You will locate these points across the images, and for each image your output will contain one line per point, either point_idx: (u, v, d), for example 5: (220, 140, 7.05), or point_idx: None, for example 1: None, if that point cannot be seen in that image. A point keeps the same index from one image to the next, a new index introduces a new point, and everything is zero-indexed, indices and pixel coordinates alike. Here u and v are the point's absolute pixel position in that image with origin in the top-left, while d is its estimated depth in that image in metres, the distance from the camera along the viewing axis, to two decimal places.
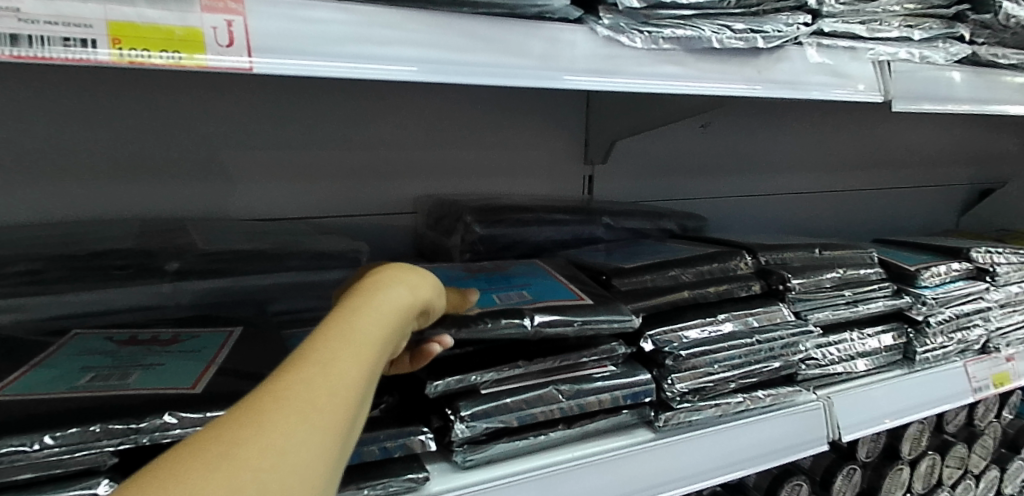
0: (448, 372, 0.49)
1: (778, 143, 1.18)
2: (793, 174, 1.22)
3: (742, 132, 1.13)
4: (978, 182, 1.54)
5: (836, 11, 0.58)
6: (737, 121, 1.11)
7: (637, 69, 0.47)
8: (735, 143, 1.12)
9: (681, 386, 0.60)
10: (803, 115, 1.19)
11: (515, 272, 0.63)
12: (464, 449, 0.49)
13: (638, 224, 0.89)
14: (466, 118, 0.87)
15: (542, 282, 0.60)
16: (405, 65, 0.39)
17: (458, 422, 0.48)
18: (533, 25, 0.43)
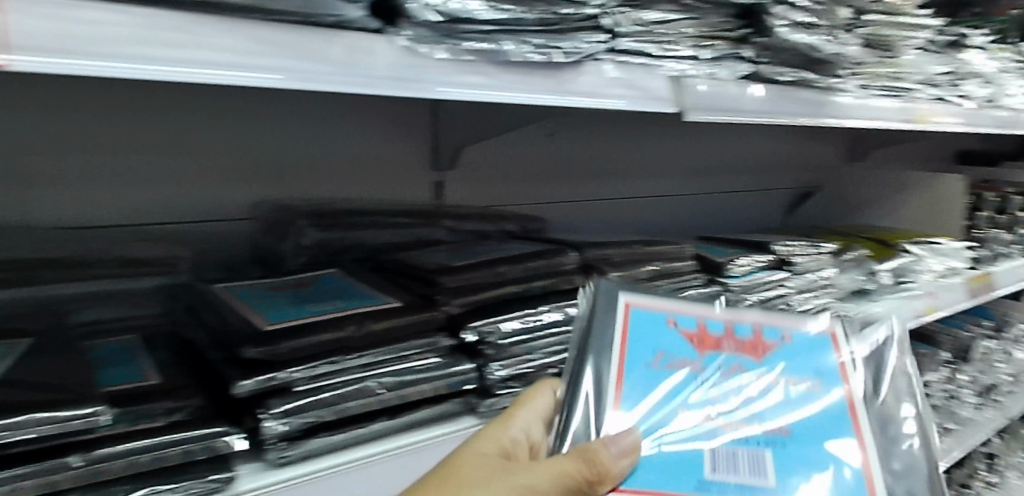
0: (257, 372, 0.52)
1: (618, 151, 1.27)
2: (633, 179, 1.31)
3: (584, 141, 1.20)
4: (800, 186, 1.72)
5: (628, 31, 0.66)
6: (579, 130, 1.19)
7: (441, 78, 0.50)
8: (577, 150, 1.20)
9: (504, 372, 0.66)
10: (641, 124, 1.29)
11: (755, 358, 0.55)
12: (277, 447, 0.51)
13: (480, 226, 0.92)
14: (303, 125, 0.87)
15: (788, 398, 0.53)
16: (270, 73, 0.42)
17: (268, 420, 0.51)
18: (332, 33, 0.45)
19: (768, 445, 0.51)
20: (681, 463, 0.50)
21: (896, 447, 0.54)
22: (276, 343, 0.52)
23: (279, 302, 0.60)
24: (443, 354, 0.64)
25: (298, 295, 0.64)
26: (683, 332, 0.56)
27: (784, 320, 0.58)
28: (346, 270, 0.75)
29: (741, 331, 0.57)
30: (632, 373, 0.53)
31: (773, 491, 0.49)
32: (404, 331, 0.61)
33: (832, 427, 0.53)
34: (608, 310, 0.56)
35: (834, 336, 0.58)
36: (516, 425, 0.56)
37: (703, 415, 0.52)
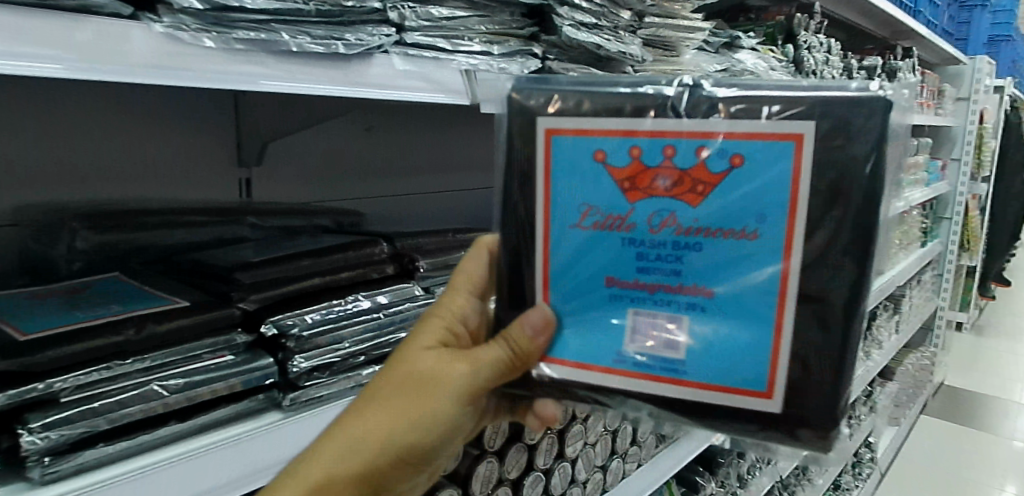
0: (13, 386, 0.51)
1: (441, 146, 1.29)
2: (459, 174, 1.34)
3: (407, 136, 1.21)
4: None
5: (418, 27, 0.68)
6: (400, 125, 1.19)
7: (207, 67, 0.50)
8: (400, 145, 1.20)
9: (305, 363, 0.65)
10: (462, 120, 1.32)
11: (690, 199, 0.48)
12: (40, 462, 0.49)
13: (290, 222, 0.89)
14: (80, 120, 0.81)
15: (720, 249, 0.48)
16: (52, 63, 0.42)
17: (30, 435, 0.50)
18: (75, 17, 0.43)
19: (686, 312, 0.50)
20: (594, 338, 0.52)
21: (834, 294, 0.48)
22: (33, 354, 0.52)
23: (41, 314, 0.59)
24: (240, 352, 0.64)
25: (66, 300, 0.62)
26: (612, 167, 0.49)
27: (737, 127, 0.47)
28: (132, 273, 0.71)
29: (682, 154, 0.48)
30: (555, 230, 0.52)
31: (686, 364, 0.50)
32: (191, 331, 0.61)
33: (760, 286, 0.48)
34: (524, 138, 0.52)
35: (796, 139, 0.46)
36: (458, 302, 0.59)
37: (629, 275, 0.50)
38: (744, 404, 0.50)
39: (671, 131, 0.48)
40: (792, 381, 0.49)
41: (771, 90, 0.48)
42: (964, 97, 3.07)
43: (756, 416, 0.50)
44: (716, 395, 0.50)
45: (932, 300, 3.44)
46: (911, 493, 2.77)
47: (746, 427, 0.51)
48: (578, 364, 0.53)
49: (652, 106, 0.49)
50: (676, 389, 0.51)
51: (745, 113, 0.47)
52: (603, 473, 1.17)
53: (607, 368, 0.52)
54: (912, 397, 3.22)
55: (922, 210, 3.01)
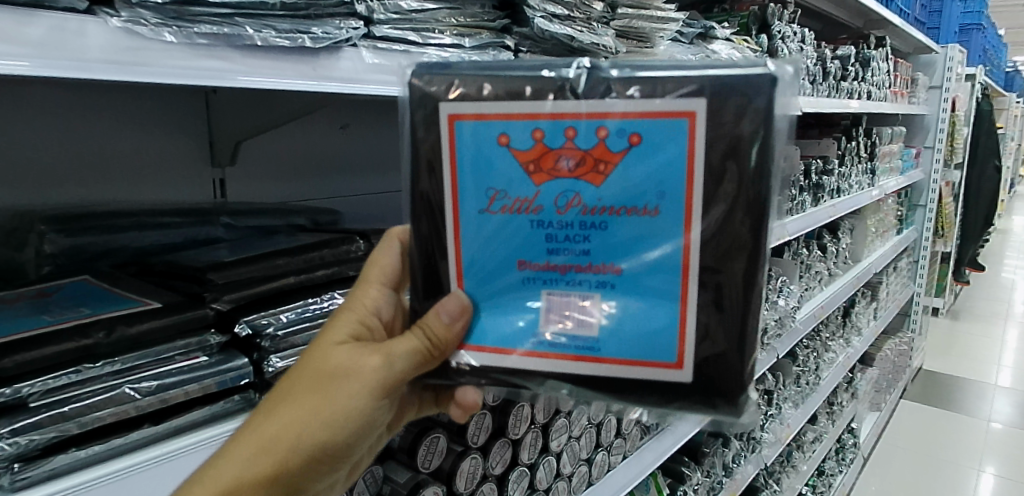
0: None
1: None
2: None
3: (384, 133, 1.19)
4: None
5: (387, 19, 0.67)
6: (377, 121, 1.17)
7: (168, 62, 0.49)
8: (377, 142, 1.18)
9: (281, 362, 0.65)
10: None
11: (594, 180, 0.50)
12: (10, 469, 0.49)
13: (265, 222, 0.87)
14: (45, 121, 0.79)
15: (622, 228, 0.51)
16: (15, 61, 0.42)
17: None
18: (28, 12, 0.42)
19: (598, 290, 0.52)
20: (511, 318, 0.54)
21: (730, 272, 0.51)
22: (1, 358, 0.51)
23: (7, 319, 0.58)
24: (214, 353, 0.63)
25: (32, 304, 0.61)
26: (517, 153, 0.51)
27: (632, 107, 0.49)
28: (102, 276, 0.69)
29: (581, 137, 0.49)
30: (466, 217, 0.53)
31: (599, 341, 0.53)
32: (162, 333, 0.60)
33: (659, 259, 0.51)
34: (428, 127, 0.53)
35: (687, 119, 0.49)
36: (370, 295, 0.60)
37: (539, 257, 0.52)
38: (650, 375, 0.53)
39: (571, 114, 0.50)
40: (697, 351, 0.52)
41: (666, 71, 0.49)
42: (936, 86, 3.11)
43: (662, 384, 0.53)
44: (628, 369, 0.53)
45: (909, 286, 3.49)
46: (893, 476, 2.82)
47: (656, 397, 0.54)
48: (495, 349, 0.55)
49: (552, 90, 0.50)
50: (592, 365, 0.53)
51: (637, 96, 0.49)
52: (588, 466, 1.17)
53: (518, 350, 0.54)
54: (891, 382, 3.27)
55: (897, 198, 3.06)
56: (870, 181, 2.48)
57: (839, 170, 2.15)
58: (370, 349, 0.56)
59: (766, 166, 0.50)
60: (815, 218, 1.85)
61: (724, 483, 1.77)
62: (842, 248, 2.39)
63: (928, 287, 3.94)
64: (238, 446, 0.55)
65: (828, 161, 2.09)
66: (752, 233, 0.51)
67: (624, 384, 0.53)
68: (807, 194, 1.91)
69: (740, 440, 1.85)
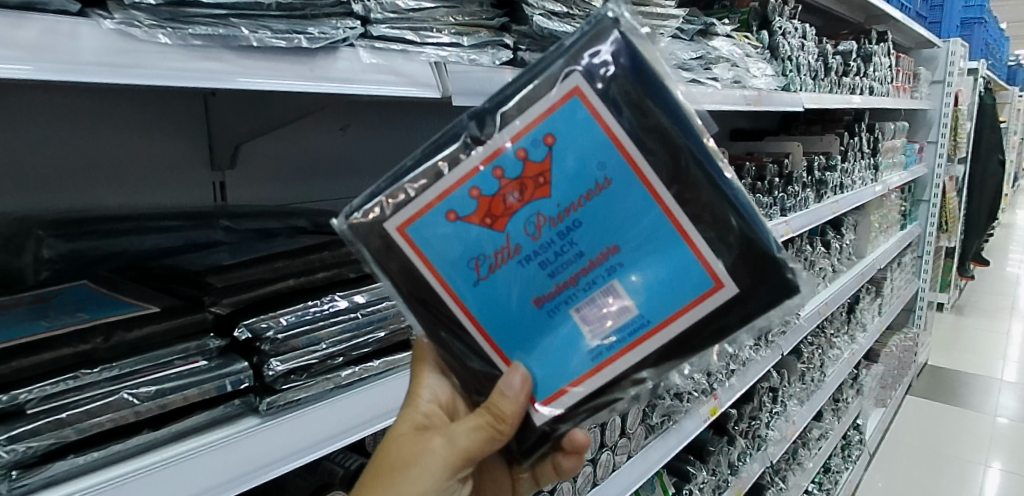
0: None
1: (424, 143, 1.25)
2: None
3: (387, 133, 1.18)
4: None
5: (384, 18, 0.67)
6: (378, 122, 1.16)
7: (164, 64, 0.48)
8: (380, 143, 1.17)
9: (281, 366, 0.64)
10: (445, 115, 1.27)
11: (541, 193, 0.54)
12: (9, 476, 0.48)
13: (266, 225, 0.86)
14: (44, 126, 0.79)
15: (590, 214, 0.54)
16: (11, 65, 0.41)
17: None
18: (20, 15, 0.42)
19: (613, 277, 0.55)
20: (553, 359, 0.57)
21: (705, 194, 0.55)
22: None
23: (5, 325, 0.57)
24: (214, 357, 0.62)
25: (31, 310, 0.61)
26: (468, 217, 0.54)
27: (528, 122, 0.53)
28: (101, 280, 0.69)
29: (508, 167, 0.53)
30: (461, 292, 0.56)
31: (643, 315, 0.56)
32: (161, 337, 0.60)
33: (641, 220, 0.55)
34: (389, 249, 0.56)
35: (577, 94, 0.53)
36: (423, 386, 0.64)
37: (547, 285, 0.56)
38: (708, 307, 0.56)
39: (494, 156, 0.53)
40: (729, 267, 0.56)
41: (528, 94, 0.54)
42: (938, 80, 3.09)
43: (721, 308, 0.57)
44: (681, 319, 0.56)
45: (914, 281, 3.48)
46: (900, 472, 2.80)
47: (724, 321, 0.57)
48: (559, 390, 0.57)
49: (456, 147, 0.55)
50: (649, 341, 0.56)
51: (517, 111, 0.54)
52: (592, 466, 1.16)
53: (587, 372, 0.57)
54: (897, 378, 3.25)
55: (900, 193, 3.04)
56: (874, 177, 2.47)
57: (842, 166, 2.14)
58: (439, 435, 0.59)
59: (659, 94, 0.55)
60: (819, 214, 1.84)
61: (730, 482, 1.76)
62: (846, 244, 2.38)
63: (933, 282, 3.92)
64: None
65: (830, 157, 2.08)
66: (698, 145, 0.55)
67: (684, 337, 0.57)
68: (810, 191, 1.91)
69: (745, 438, 1.84)
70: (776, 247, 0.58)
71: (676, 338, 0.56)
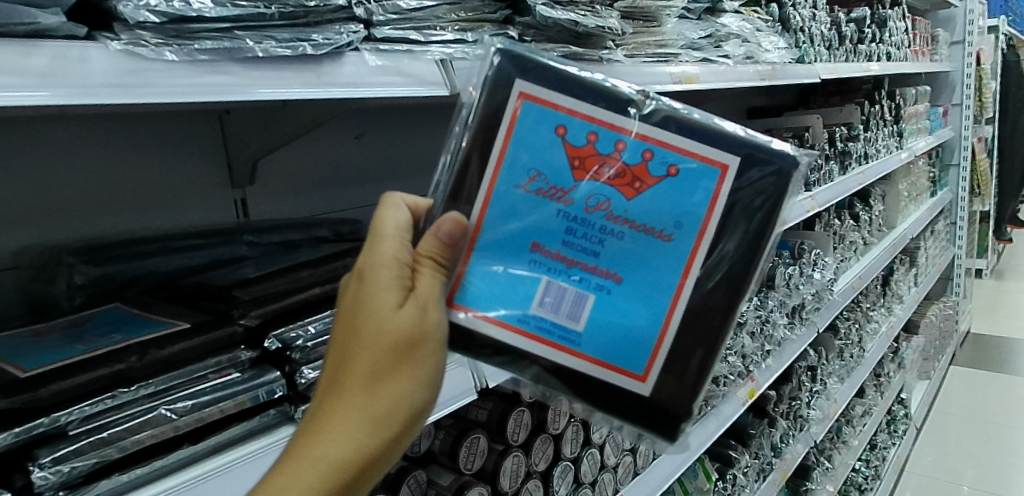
0: (16, 423, 0.50)
1: (438, 143, 1.26)
2: None
3: (401, 137, 1.19)
4: None
5: (386, 20, 0.68)
6: (392, 127, 1.17)
7: (173, 80, 0.49)
8: (395, 149, 1.18)
9: (313, 373, 0.64)
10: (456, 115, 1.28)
11: (626, 191, 0.56)
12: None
13: (288, 236, 0.88)
14: (66, 156, 0.80)
15: (633, 241, 0.57)
16: (33, 92, 0.42)
17: (40, 471, 0.49)
18: (30, 43, 0.43)
19: (595, 291, 0.57)
20: (513, 293, 0.56)
21: (706, 303, 0.58)
22: (36, 389, 0.52)
23: (41, 351, 0.58)
24: (246, 369, 0.63)
25: (63, 336, 0.62)
26: (569, 146, 0.56)
27: (675, 143, 0.57)
28: (132, 301, 0.70)
29: (601, 142, 0.56)
30: (505, 185, 0.57)
31: (580, 335, 0.57)
32: (194, 353, 0.61)
33: (661, 276, 0.57)
34: (499, 97, 0.57)
35: (720, 170, 0.57)
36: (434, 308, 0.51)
37: (554, 246, 0.57)
38: (616, 380, 0.57)
39: (596, 120, 0.57)
40: (663, 370, 0.58)
41: (713, 123, 0.58)
42: (958, 41, 3.02)
43: (621, 393, 0.58)
44: (600, 365, 0.57)
45: (949, 249, 3.40)
46: (949, 444, 2.74)
47: (610, 402, 0.58)
48: (485, 316, 0.56)
49: (614, 100, 0.57)
50: (567, 354, 0.57)
51: (666, 128, 0.57)
52: (632, 456, 1.16)
53: (484, 313, 0.56)
54: (939, 348, 3.19)
55: (927, 159, 2.97)
56: (898, 144, 2.42)
57: (864, 135, 2.09)
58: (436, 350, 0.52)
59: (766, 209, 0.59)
60: (843, 187, 1.82)
61: (774, 465, 1.74)
62: (875, 216, 2.33)
63: (969, 249, 3.82)
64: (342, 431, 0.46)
65: (852, 127, 2.04)
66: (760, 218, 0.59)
67: (583, 381, 0.57)
68: (834, 163, 1.87)
69: (787, 419, 1.81)
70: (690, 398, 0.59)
71: (579, 376, 0.57)
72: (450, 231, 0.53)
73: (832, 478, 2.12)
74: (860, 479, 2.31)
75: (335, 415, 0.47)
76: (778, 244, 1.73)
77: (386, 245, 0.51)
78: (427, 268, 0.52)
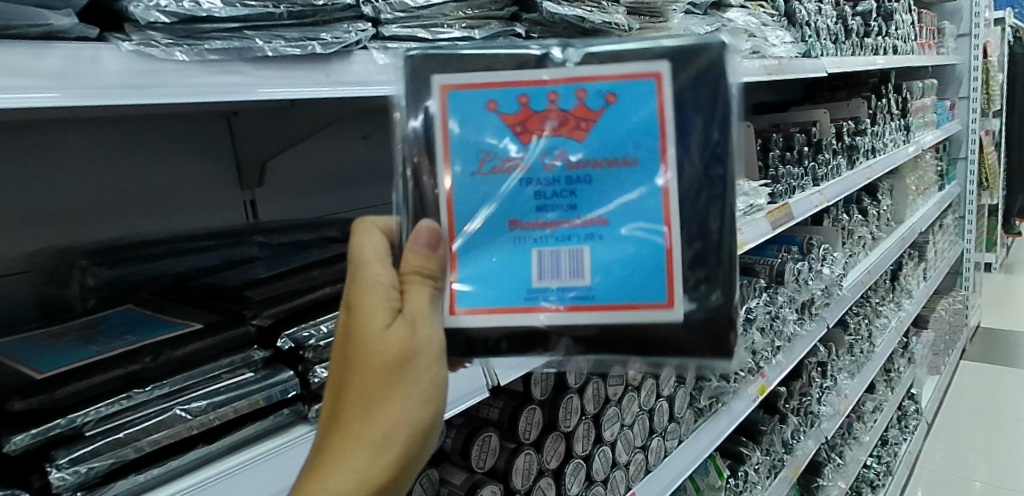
0: (33, 424, 0.50)
1: None
2: None
3: None
4: None
5: (394, 18, 0.67)
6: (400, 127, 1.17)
7: (183, 81, 0.50)
8: None
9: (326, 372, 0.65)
10: None
11: (576, 136, 0.52)
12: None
13: (298, 237, 0.88)
14: (77, 159, 0.81)
15: (606, 179, 0.52)
16: (46, 93, 0.43)
17: (57, 472, 0.49)
18: (42, 45, 0.43)
19: (586, 243, 0.52)
20: (507, 274, 0.53)
21: (705, 214, 0.54)
22: (52, 390, 0.52)
23: (56, 353, 0.59)
24: (260, 368, 0.63)
25: (78, 337, 0.62)
26: (506, 113, 0.52)
27: (603, 72, 0.53)
28: (145, 303, 0.70)
29: (533, 98, 0.52)
30: (454, 174, 0.53)
31: (590, 289, 0.53)
32: (208, 353, 0.61)
33: (647, 203, 0.53)
34: (417, 94, 0.54)
35: (657, 78, 0.53)
36: (426, 322, 0.50)
37: (529, 215, 0.52)
38: (647, 316, 0.54)
39: (519, 83, 0.53)
40: (684, 290, 0.54)
41: (626, 44, 0.54)
42: (964, 33, 3.00)
43: (662, 332, 0.54)
44: (624, 319, 0.53)
45: (958, 243, 3.37)
46: (962, 439, 2.72)
47: (657, 347, 0.55)
48: (488, 308, 0.53)
49: (530, 58, 0.53)
50: (583, 313, 0.53)
51: (594, 61, 0.53)
52: (644, 454, 1.16)
53: (489, 306, 0.53)
54: (949, 343, 3.17)
55: (935, 152, 2.95)
56: (905, 138, 2.41)
57: (872, 129, 2.08)
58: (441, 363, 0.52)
59: (716, 79, 0.54)
60: (851, 182, 1.81)
61: (786, 461, 1.74)
62: (884, 210, 2.32)
63: (978, 242, 3.80)
64: (343, 458, 0.47)
65: (859, 121, 2.02)
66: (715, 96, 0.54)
67: (616, 337, 0.54)
68: (842, 157, 1.86)
69: (797, 415, 1.80)
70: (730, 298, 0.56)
71: (614, 332, 0.54)
72: (428, 240, 0.52)
73: (843, 474, 2.11)
74: (871, 475, 2.29)
75: (337, 444, 0.47)
76: (787, 239, 1.71)
77: (371, 270, 0.51)
78: (415, 283, 0.51)
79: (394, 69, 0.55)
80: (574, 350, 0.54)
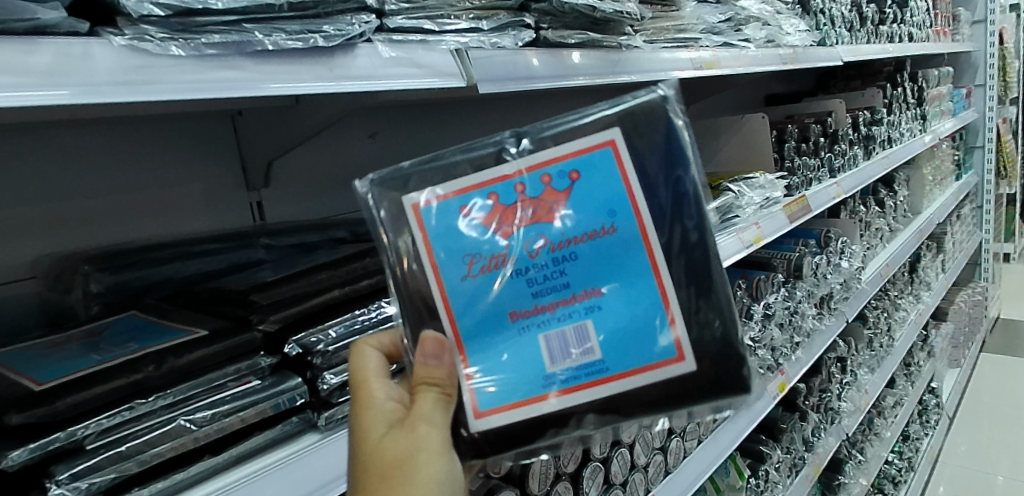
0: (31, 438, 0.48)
1: (455, 139, 1.23)
2: None
3: (416, 136, 1.16)
4: None
5: (399, 9, 0.65)
6: (406, 126, 1.14)
7: (181, 77, 0.47)
8: (410, 147, 1.15)
9: (335, 379, 0.62)
10: (471, 110, 1.25)
11: (553, 219, 0.55)
12: None
13: (305, 238, 0.85)
14: (79, 163, 0.79)
15: (590, 251, 0.55)
16: (35, 90, 0.40)
17: (57, 488, 0.48)
18: (30, 41, 0.41)
19: (588, 316, 0.55)
20: (527, 365, 0.55)
21: (691, 276, 0.58)
22: (52, 402, 0.50)
23: (54, 363, 0.56)
24: (267, 376, 0.61)
25: (79, 346, 0.60)
26: (480, 215, 0.55)
27: (560, 154, 0.57)
28: (149, 309, 0.69)
29: (504, 194, 0.56)
30: (447, 283, 0.55)
31: (602, 361, 0.55)
32: (213, 359, 0.59)
33: (633, 266, 0.56)
34: (396, 218, 0.56)
35: (613, 145, 0.57)
36: (427, 425, 0.51)
37: (527, 302, 0.55)
38: (661, 376, 0.56)
39: (486, 182, 0.56)
40: (691, 340, 0.57)
41: (570, 122, 0.58)
42: (979, 20, 2.93)
43: (677, 381, 0.57)
44: (641, 376, 0.56)
45: (977, 234, 3.31)
46: (983, 433, 2.67)
47: (681, 396, 0.57)
48: (514, 402, 0.55)
49: (489, 156, 0.57)
50: (602, 385, 0.55)
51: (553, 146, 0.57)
52: (663, 455, 1.13)
53: (517, 401, 0.55)
54: (969, 335, 3.11)
55: (951, 142, 2.90)
56: (921, 128, 2.36)
57: (888, 118, 2.04)
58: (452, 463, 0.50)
59: (668, 142, 0.59)
60: (869, 173, 1.77)
61: (807, 459, 1.70)
62: (900, 201, 2.27)
63: (995, 232, 3.73)
64: None
65: (875, 110, 1.98)
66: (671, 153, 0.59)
67: (636, 397, 0.56)
68: (858, 148, 1.82)
69: (817, 412, 1.76)
70: (735, 339, 0.59)
71: (634, 392, 0.56)
72: (432, 349, 0.53)
73: (864, 470, 2.07)
74: (893, 471, 2.25)
75: None
76: (804, 233, 1.67)
77: (369, 387, 0.54)
78: (422, 392, 0.52)
79: (366, 198, 0.58)
80: (607, 420, 0.56)
